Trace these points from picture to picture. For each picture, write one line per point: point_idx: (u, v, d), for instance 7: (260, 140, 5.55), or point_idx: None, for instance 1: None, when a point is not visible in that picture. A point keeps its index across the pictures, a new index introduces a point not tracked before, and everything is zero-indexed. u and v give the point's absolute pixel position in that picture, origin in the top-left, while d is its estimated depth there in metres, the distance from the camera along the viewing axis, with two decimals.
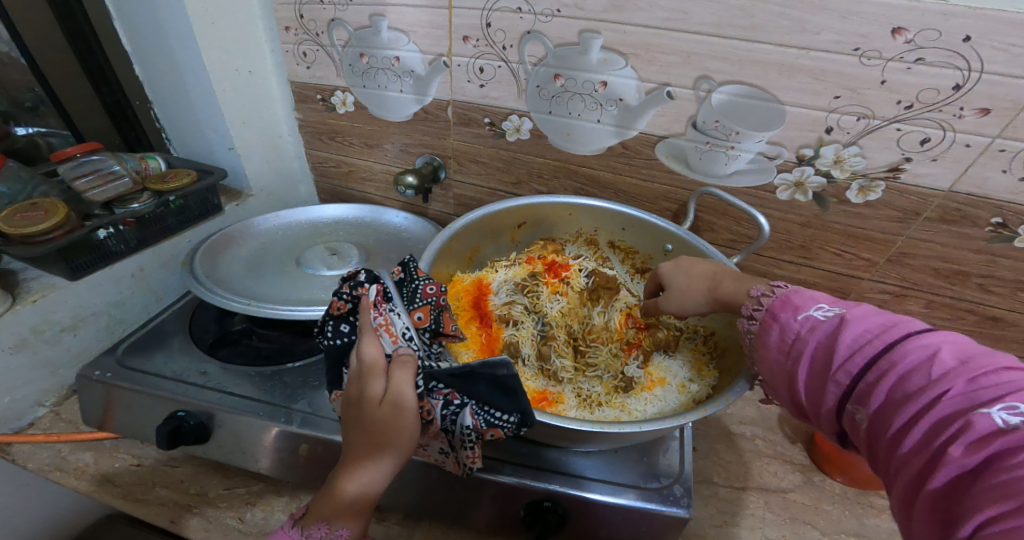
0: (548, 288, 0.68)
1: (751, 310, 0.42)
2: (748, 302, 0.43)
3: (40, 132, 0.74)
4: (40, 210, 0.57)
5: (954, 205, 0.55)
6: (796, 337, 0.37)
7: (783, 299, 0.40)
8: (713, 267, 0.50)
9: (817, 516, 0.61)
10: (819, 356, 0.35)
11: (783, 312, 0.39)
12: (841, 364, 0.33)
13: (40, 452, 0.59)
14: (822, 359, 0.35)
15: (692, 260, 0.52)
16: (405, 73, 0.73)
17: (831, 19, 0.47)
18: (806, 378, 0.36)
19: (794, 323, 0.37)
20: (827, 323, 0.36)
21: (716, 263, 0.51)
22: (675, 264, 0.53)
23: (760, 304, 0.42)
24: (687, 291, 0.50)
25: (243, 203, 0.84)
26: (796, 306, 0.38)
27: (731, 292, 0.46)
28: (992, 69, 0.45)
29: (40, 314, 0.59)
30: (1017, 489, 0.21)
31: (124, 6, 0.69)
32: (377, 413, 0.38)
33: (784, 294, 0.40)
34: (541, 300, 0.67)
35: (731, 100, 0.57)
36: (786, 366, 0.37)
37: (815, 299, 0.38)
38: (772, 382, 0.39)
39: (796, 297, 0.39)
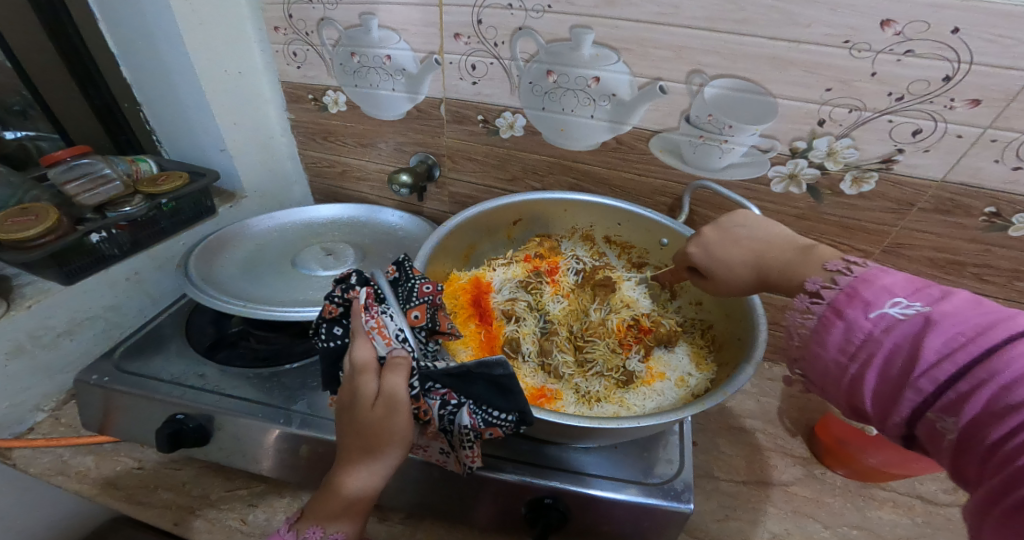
0: (552, 288, 0.70)
1: (808, 303, 0.36)
2: (802, 295, 0.38)
3: (30, 137, 0.73)
4: (31, 215, 0.57)
5: (947, 196, 0.55)
6: (867, 339, 0.31)
7: (848, 292, 0.34)
8: (752, 242, 0.44)
9: (818, 509, 0.62)
10: (895, 361, 0.30)
11: (849, 308, 0.33)
12: (923, 370, 0.28)
13: (41, 456, 0.59)
14: (898, 365, 0.30)
15: (723, 236, 0.46)
16: (397, 72, 0.73)
17: (821, 12, 0.47)
18: (874, 382, 0.31)
19: (865, 322, 0.32)
20: (905, 323, 0.30)
21: (751, 233, 0.45)
22: (704, 249, 0.47)
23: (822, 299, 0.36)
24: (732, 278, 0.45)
25: (237, 204, 0.84)
26: (866, 302, 0.32)
27: (780, 277, 0.41)
28: (982, 60, 0.45)
29: (37, 319, 0.59)
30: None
31: (111, 8, 0.69)
32: (369, 418, 0.39)
33: (848, 285, 0.34)
34: (544, 297, 0.68)
35: (724, 94, 0.57)
36: (849, 369, 0.33)
37: (889, 291, 0.32)
38: (825, 382, 0.35)
39: (864, 289, 0.33)
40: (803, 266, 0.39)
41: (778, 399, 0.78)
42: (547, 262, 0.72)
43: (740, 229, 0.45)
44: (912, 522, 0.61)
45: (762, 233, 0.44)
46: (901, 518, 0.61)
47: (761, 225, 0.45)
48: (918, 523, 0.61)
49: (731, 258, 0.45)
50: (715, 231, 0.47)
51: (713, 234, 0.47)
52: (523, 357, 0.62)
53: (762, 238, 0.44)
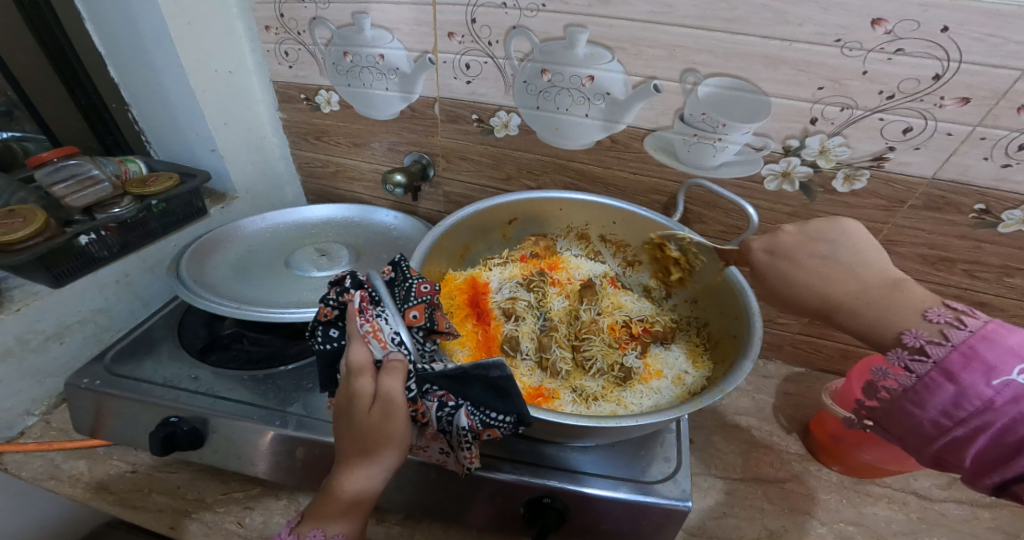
0: (555, 288, 0.70)
1: (908, 359, 0.32)
2: (897, 348, 0.33)
3: (16, 137, 0.71)
4: (18, 217, 0.56)
5: (937, 193, 0.55)
6: (985, 407, 0.28)
7: (962, 351, 0.30)
8: (832, 264, 0.39)
9: (814, 505, 0.62)
10: (1015, 431, 0.28)
11: (965, 371, 0.29)
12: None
13: (33, 460, 0.58)
14: (1021, 435, 0.27)
15: (800, 242, 0.41)
16: (390, 71, 0.72)
17: (812, 11, 0.48)
18: (982, 445, 0.29)
19: (984, 389, 0.29)
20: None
21: (832, 253, 0.39)
22: (770, 253, 0.43)
23: (923, 354, 0.32)
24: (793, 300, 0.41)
25: (228, 205, 0.83)
26: (988, 366, 0.29)
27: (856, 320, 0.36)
28: (970, 59, 0.46)
29: (25, 322, 0.58)
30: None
31: (97, 6, 0.68)
32: (368, 422, 0.38)
33: (964, 343, 0.30)
34: (547, 295, 0.69)
35: (717, 93, 0.57)
36: (950, 433, 0.30)
37: (1015, 354, 0.29)
38: (910, 436, 0.33)
39: (985, 350, 0.29)
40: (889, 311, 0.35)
41: (774, 395, 0.78)
42: (548, 261, 0.73)
43: (822, 244, 0.40)
44: (907, 517, 0.62)
45: (852, 258, 0.38)
46: (896, 513, 0.62)
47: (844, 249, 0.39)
48: (913, 518, 0.62)
49: (802, 276, 0.40)
50: (795, 233, 0.42)
51: (790, 236, 0.42)
52: (522, 356, 0.62)
53: (846, 261, 0.38)
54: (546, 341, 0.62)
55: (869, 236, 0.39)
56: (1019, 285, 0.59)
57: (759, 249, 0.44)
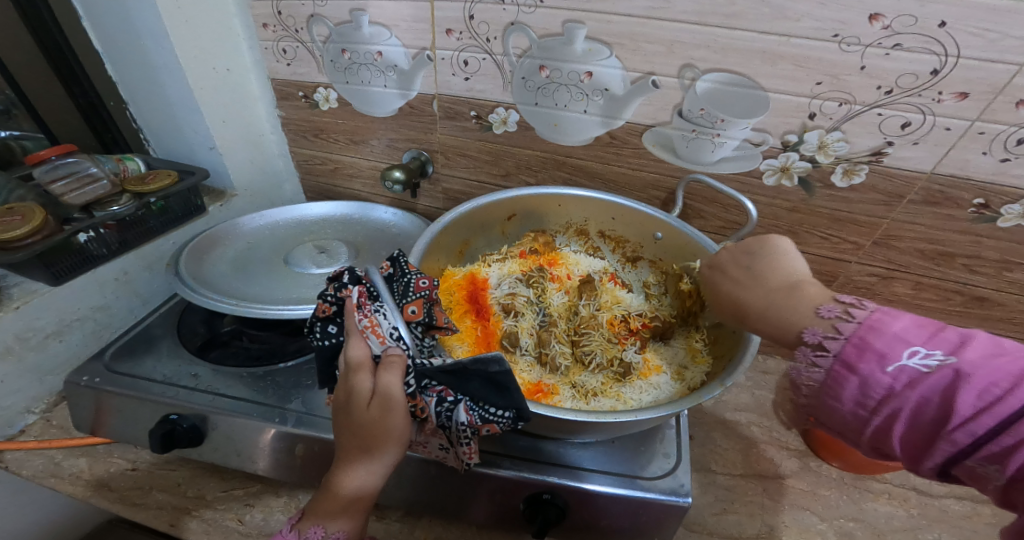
0: (554, 284, 0.70)
1: (813, 356, 0.34)
2: (801, 346, 0.36)
3: (13, 136, 0.71)
4: (17, 215, 0.56)
5: (937, 188, 0.55)
6: (889, 393, 0.29)
7: (855, 342, 0.32)
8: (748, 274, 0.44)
9: (814, 501, 0.62)
10: (925, 413, 0.28)
11: (862, 362, 0.30)
12: (959, 424, 0.26)
13: (33, 458, 0.58)
14: (930, 416, 0.28)
15: (733, 257, 0.46)
16: (388, 68, 0.72)
17: (809, 6, 0.48)
18: (903, 431, 0.29)
19: (883, 377, 0.29)
20: (930, 376, 0.28)
21: (750, 266, 0.44)
22: (710, 267, 0.49)
23: (823, 349, 0.33)
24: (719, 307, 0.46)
25: (227, 203, 0.83)
26: (880, 354, 0.30)
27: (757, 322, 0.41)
28: (969, 53, 0.45)
29: (24, 320, 0.58)
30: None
31: (94, 3, 0.67)
32: (366, 418, 0.38)
33: (855, 335, 0.32)
34: (547, 291, 0.68)
35: (715, 88, 0.57)
36: (870, 422, 0.31)
37: (903, 339, 0.30)
38: (845, 432, 0.33)
39: (874, 339, 0.31)
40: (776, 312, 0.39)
41: (773, 391, 0.78)
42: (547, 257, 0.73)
43: (748, 258, 0.45)
44: (907, 512, 0.62)
45: (763, 268, 0.43)
46: (896, 509, 0.62)
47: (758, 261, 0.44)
48: (913, 514, 0.62)
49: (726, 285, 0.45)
50: (733, 250, 0.48)
51: (725, 253, 0.48)
52: (521, 351, 0.62)
53: (760, 272, 0.43)
54: (545, 337, 0.62)
55: (789, 252, 0.43)
56: (1018, 279, 0.59)
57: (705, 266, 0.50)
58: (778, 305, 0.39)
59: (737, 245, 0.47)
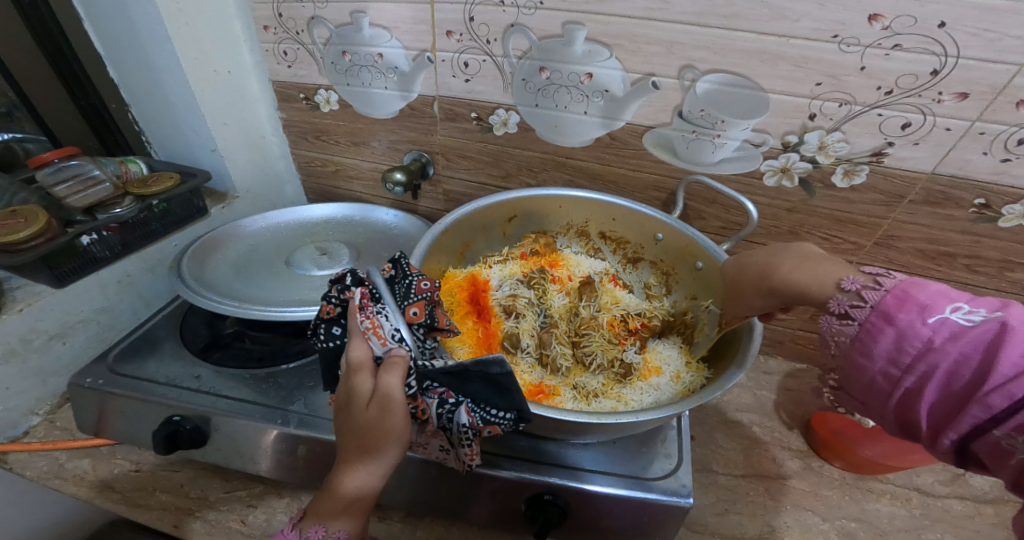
0: (555, 285, 0.70)
1: (849, 307, 0.35)
2: (838, 297, 0.36)
3: (16, 138, 0.71)
4: (20, 218, 0.56)
5: (937, 188, 0.55)
6: (926, 347, 0.30)
7: (897, 294, 0.32)
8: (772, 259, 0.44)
9: (816, 501, 0.62)
10: (962, 372, 0.29)
11: (902, 312, 0.32)
12: (998, 385, 0.27)
13: (37, 459, 0.59)
14: (967, 377, 0.29)
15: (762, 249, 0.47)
16: (388, 70, 0.72)
17: (808, 7, 0.48)
18: (933, 393, 0.30)
19: (922, 329, 0.30)
20: (973, 331, 0.29)
21: (776, 254, 0.44)
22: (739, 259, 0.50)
23: (861, 300, 0.34)
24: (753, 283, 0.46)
25: (229, 205, 0.83)
26: (921, 306, 0.31)
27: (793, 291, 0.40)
28: (968, 53, 0.45)
29: (27, 323, 0.58)
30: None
31: (95, 6, 0.68)
32: (366, 418, 0.39)
33: (896, 288, 0.33)
34: (547, 292, 0.69)
35: (715, 89, 0.57)
36: (903, 377, 0.31)
37: (946, 295, 0.31)
38: (872, 391, 0.34)
39: (917, 292, 0.32)
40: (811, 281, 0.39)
41: (774, 392, 0.78)
42: (548, 259, 0.73)
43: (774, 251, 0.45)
44: (909, 512, 0.62)
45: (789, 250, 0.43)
46: (898, 509, 0.62)
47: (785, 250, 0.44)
48: (915, 514, 0.62)
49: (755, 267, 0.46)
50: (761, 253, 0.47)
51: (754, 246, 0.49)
52: (522, 352, 0.62)
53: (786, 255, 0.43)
54: (545, 338, 0.62)
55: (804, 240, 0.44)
56: (1020, 279, 0.59)
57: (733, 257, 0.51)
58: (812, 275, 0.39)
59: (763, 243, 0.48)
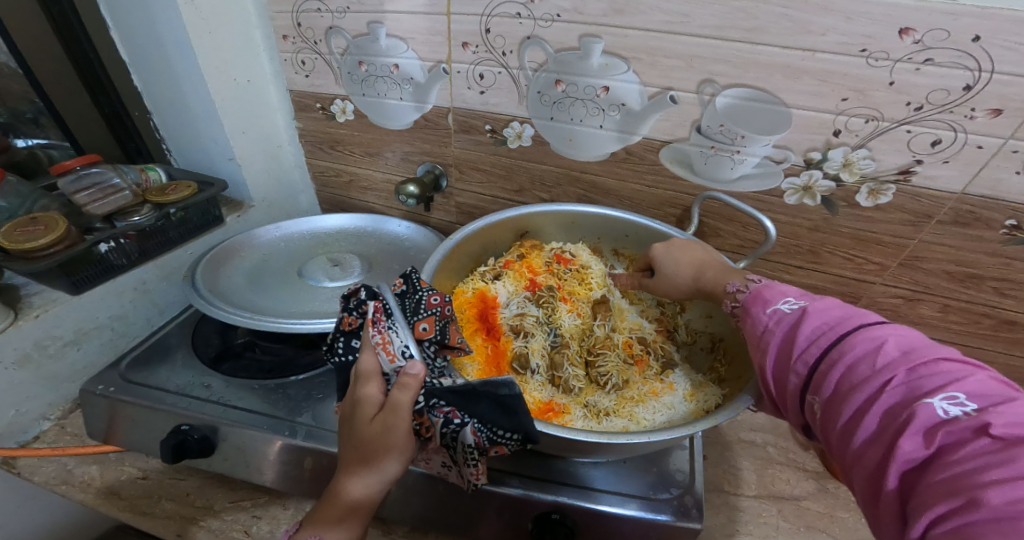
0: (565, 304, 0.67)
1: (732, 305, 0.44)
2: (725, 298, 0.46)
3: (41, 145, 0.74)
4: (40, 224, 0.57)
5: (966, 208, 0.53)
6: (764, 330, 0.38)
7: (755, 294, 0.42)
8: (703, 255, 0.53)
9: (832, 525, 0.60)
10: (782, 348, 0.36)
11: (755, 306, 0.40)
12: (799, 354, 0.34)
13: (46, 465, 0.59)
14: (783, 350, 0.36)
15: (681, 245, 0.55)
16: (404, 81, 0.72)
17: (835, 20, 0.46)
18: (771, 368, 0.36)
19: (763, 317, 0.39)
20: (791, 316, 0.37)
21: (706, 250, 0.54)
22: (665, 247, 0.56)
23: (736, 300, 0.44)
24: (675, 277, 0.53)
25: (244, 213, 0.84)
26: (766, 300, 0.40)
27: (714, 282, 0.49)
28: (1004, 69, 0.44)
29: (43, 329, 0.59)
30: (963, 486, 0.21)
31: (121, 16, 0.69)
32: (368, 431, 0.38)
33: (757, 290, 0.42)
34: (557, 312, 0.66)
35: (735, 104, 0.56)
36: (756, 359, 0.38)
37: (783, 293, 0.40)
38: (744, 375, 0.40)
39: (767, 293, 0.41)
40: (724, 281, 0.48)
41: None
42: (554, 274, 0.70)
43: (698, 246, 0.54)
44: None
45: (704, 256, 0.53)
46: None
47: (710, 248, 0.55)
48: None
49: (685, 260, 0.53)
50: (683, 242, 0.55)
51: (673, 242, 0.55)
52: (532, 373, 0.61)
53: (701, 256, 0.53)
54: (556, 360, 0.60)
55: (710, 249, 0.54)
56: None
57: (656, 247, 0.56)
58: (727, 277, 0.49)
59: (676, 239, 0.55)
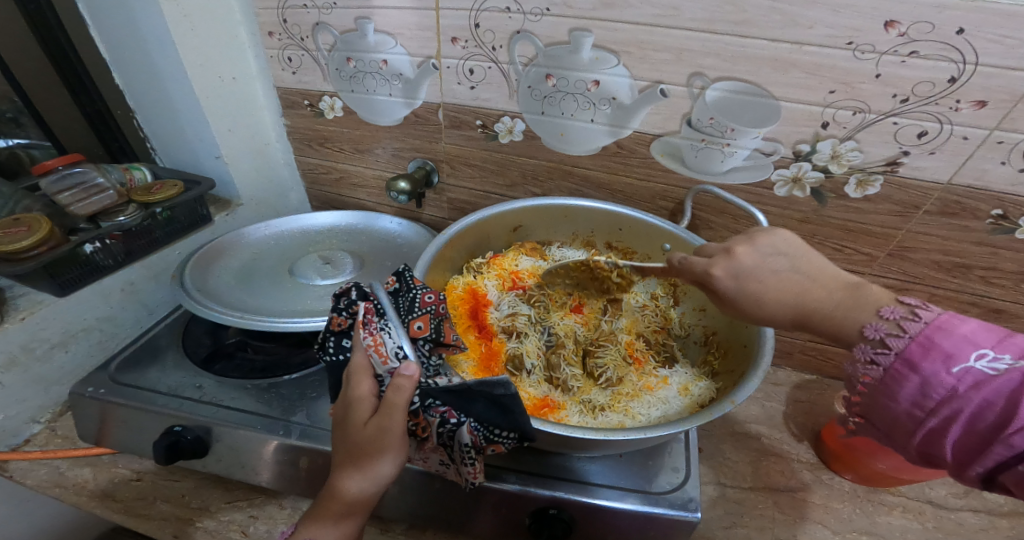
0: (559, 309, 0.69)
1: (874, 353, 0.33)
2: (861, 343, 0.34)
3: (20, 144, 0.71)
4: (23, 225, 0.56)
5: (953, 198, 0.54)
6: (951, 394, 0.28)
7: (921, 340, 0.31)
8: (792, 277, 0.39)
9: (827, 515, 0.61)
10: (984, 417, 0.27)
11: (926, 360, 0.30)
12: (1018, 426, 0.26)
13: (37, 468, 0.59)
14: (990, 421, 0.27)
15: (757, 263, 0.40)
16: (393, 76, 0.72)
17: (822, 13, 0.46)
18: (960, 434, 0.28)
19: (946, 376, 0.29)
20: (997, 378, 0.27)
21: (791, 265, 0.39)
22: (735, 276, 0.41)
23: (886, 347, 0.33)
24: (770, 307, 0.39)
25: (233, 212, 0.83)
26: (946, 354, 0.29)
27: (837, 318, 0.36)
28: (988, 61, 0.44)
29: (30, 331, 0.58)
30: None
31: (100, 11, 0.68)
32: (363, 435, 0.38)
33: (921, 334, 0.31)
34: (551, 316, 0.67)
35: (725, 97, 0.56)
36: (927, 422, 0.30)
37: (971, 341, 0.29)
38: (897, 429, 0.32)
39: (941, 338, 0.30)
40: (858, 309, 0.35)
41: (784, 403, 0.77)
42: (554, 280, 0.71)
43: (777, 258, 0.40)
44: (922, 526, 0.60)
45: (804, 269, 0.39)
46: (911, 522, 0.61)
47: (806, 251, 0.40)
48: (928, 527, 0.60)
49: (776, 294, 0.38)
50: (749, 252, 0.41)
51: (746, 257, 0.41)
52: (527, 373, 0.60)
53: (801, 272, 0.39)
54: (552, 361, 0.61)
55: (812, 253, 0.40)
56: None
57: (722, 275, 0.41)
58: (857, 301, 0.36)
59: (756, 249, 0.41)
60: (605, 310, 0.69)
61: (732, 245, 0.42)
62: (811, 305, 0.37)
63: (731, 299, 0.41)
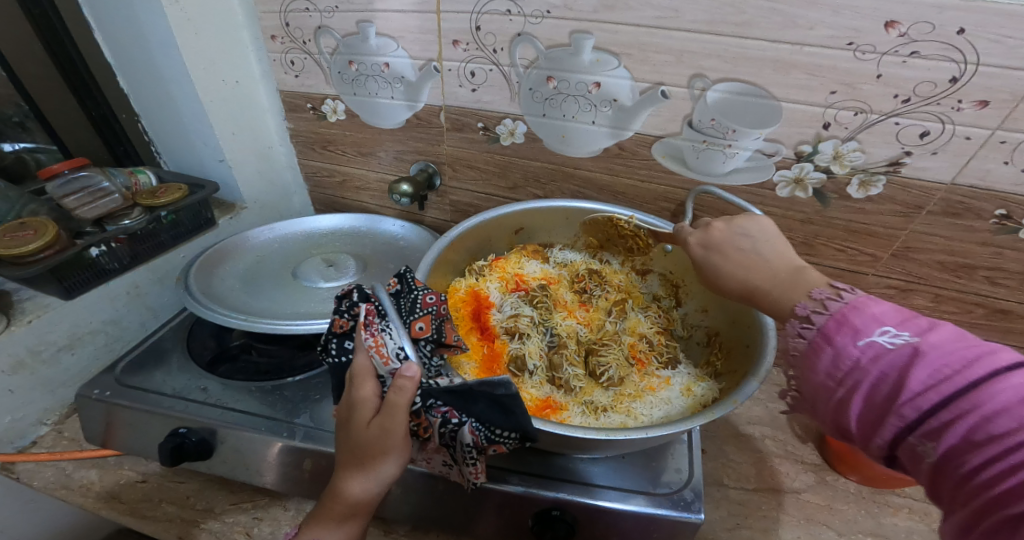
0: (564, 312, 0.67)
1: (800, 327, 0.33)
2: (791, 320, 0.35)
3: (28, 148, 0.73)
4: (29, 230, 0.56)
5: (956, 198, 0.54)
6: (854, 367, 0.29)
7: (838, 318, 0.31)
8: (752, 256, 0.41)
9: (832, 516, 0.61)
10: (880, 389, 0.28)
11: (838, 335, 0.30)
12: (907, 398, 0.26)
13: (45, 470, 0.59)
14: (886, 393, 0.27)
15: (727, 239, 0.44)
16: (396, 79, 0.72)
17: (822, 14, 0.46)
18: (861, 407, 0.29)
19: (854, 350, 0.29)
20: (894, 352, 0.27)
21: (754, 246, 0.42)
22: (704, 247, 0.46)
23: (810, 323, 0.33)
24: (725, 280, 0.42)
25: (237, 215, 0.84)
26: (855, 329, 0.30)
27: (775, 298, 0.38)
28: (990, 61, 0.44)
29: (37, 334, 0.59)
30: None
31: (105, 16, 0.68)
32: (366, 436, 0.39)
33: (838, 312, 0.32)
34: (554, 316, 0.66)
35: (726, 98, 0.56)
36: (835, 394, 0.30)
37: (879, 319, 0.29)
38: (813, 403, 0.32)
39: (853, 316, 0.31)
40: (794, 289, 0.37)
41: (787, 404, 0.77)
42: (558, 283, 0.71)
43: (745, 238, 0.43)
44: (928, 527, 0.60)
45: (765, 250, 0.41)
46: (917, 524, 0.60)
47: (776, 238, 0.42)
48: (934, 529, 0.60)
49: (729, 267, 0.42)
50: (724, 230, 0.45)
51: (719, 232, 0.45)
52: (529, 374, 0.60)
53: (763, 253, 0.41)
54: (555, 361, 0.60)
55: (783, 242, 0.42)
56: None
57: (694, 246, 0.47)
58: (793, 285, 0.37)
59: (727, 228, 0.45)
60: (609, 310, 0.68)
61: (713, 222, 0.47)
62: (757, 282, 0.40)
63: (697, 267, 0.46)
